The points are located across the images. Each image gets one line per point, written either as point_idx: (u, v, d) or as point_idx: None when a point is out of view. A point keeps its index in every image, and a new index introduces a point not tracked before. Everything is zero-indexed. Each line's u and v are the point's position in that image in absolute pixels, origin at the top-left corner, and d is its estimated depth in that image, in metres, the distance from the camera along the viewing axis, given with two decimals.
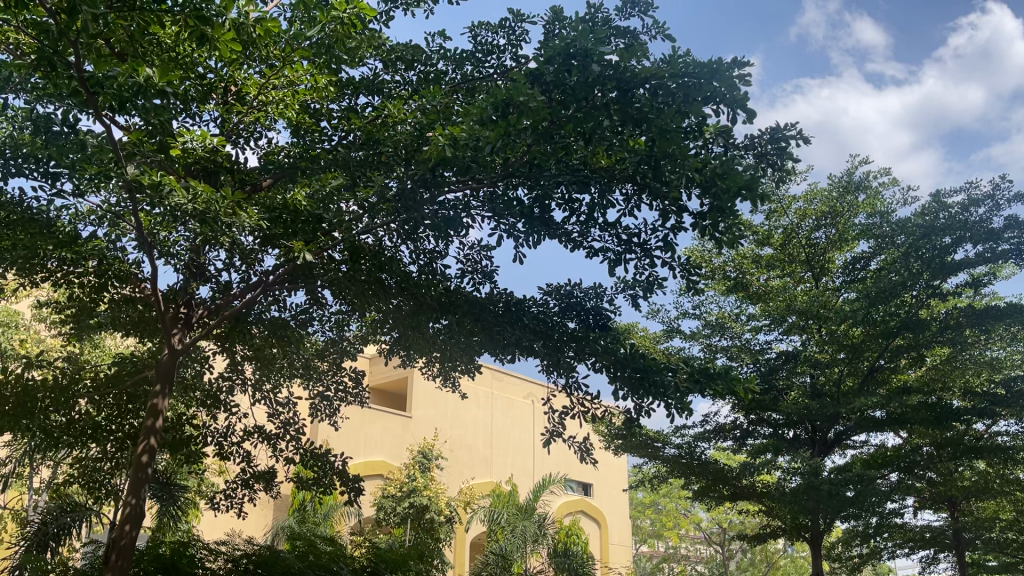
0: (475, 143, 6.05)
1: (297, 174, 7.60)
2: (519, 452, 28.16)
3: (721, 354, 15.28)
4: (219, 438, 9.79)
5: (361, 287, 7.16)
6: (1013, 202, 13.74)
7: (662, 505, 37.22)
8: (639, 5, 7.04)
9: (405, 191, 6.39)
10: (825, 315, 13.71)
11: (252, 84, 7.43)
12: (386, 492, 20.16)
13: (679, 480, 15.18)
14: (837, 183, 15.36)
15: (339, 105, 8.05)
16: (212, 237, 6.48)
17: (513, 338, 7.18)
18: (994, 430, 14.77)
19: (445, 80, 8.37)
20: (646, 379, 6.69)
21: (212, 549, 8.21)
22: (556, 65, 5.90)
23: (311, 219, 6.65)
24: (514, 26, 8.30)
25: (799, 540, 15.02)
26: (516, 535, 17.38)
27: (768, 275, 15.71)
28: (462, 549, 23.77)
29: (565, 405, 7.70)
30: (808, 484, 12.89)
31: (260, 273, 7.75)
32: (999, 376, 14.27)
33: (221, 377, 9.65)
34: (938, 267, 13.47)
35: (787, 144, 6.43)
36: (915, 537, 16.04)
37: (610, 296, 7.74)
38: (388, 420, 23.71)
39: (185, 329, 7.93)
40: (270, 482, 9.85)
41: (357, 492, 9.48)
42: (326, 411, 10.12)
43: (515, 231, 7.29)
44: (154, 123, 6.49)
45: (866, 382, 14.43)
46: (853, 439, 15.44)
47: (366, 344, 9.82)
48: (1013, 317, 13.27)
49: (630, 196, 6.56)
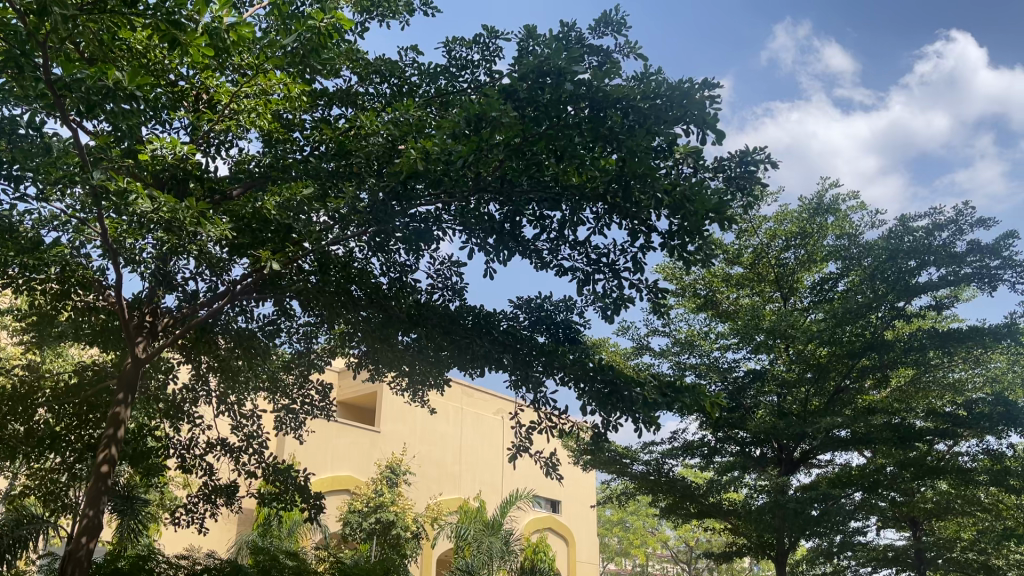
0: (447, 157, 6.03)
1: (268, 183, 7.63)
2: (488, 469, 28.05)
3: (690, 372, 15.35)
4: (181, 450, 9.65)
5: (330, 298, 7.22)
6: (975, 227, 14.00)
7: (630, 523, 37.10)
8: (613, 24, 7.11)
9: (377, 202, 6.34)
10: (793, 334, 13.86)
11: (223, 91, 7.13)
12: (352, 506, 19.98)
13: (646, 496, 15.23)
14: (806, 205, 15.55)
15: (311, 115, 8.05)
16: (179, 246, 6.40)
17: (482, 351, 7.09)
18: (956, 451, 14.93)
19: (419, 94, 8.39)
20: (614, 395, 6.76)
21: (172, 563, 8.04)
22: (530, 83, 6.08)
23: (280, 229, 6.60)
24: (487, 41, 8.34)
25: (764, 558, 15.09)
26: (483, 551, 17.28)
27: (738, 294, 15.89)
28: (429, 564, 23.59)
29: (533, 419, 7.66)
30: (774, 503, 12.95)
31: (227, 283, 7.68)
32: (961, 398, 14.47)
33: (185, 388, 9.49)
34: (902, 289, 13.64)
35: (756, 168, 6.53)
36: (879, 556, 16.14)
37: (580, 310, 7.79)
38: (357, 434, 23.54)
39: (149, 338, 7.79)
40: (232, 497, 9.68)
41: (320, 508, 9.34)
42: (292, 424, 10.00)
43: (486, 246, 7.29)
44: (122, 127, 6.40)
45: (832, 402, 14.60)
46: (819, 458, 15.57)
47: (333, 357, 9.73)
48: (974, 340, 13.50)
49: (600, 215, 6.62)
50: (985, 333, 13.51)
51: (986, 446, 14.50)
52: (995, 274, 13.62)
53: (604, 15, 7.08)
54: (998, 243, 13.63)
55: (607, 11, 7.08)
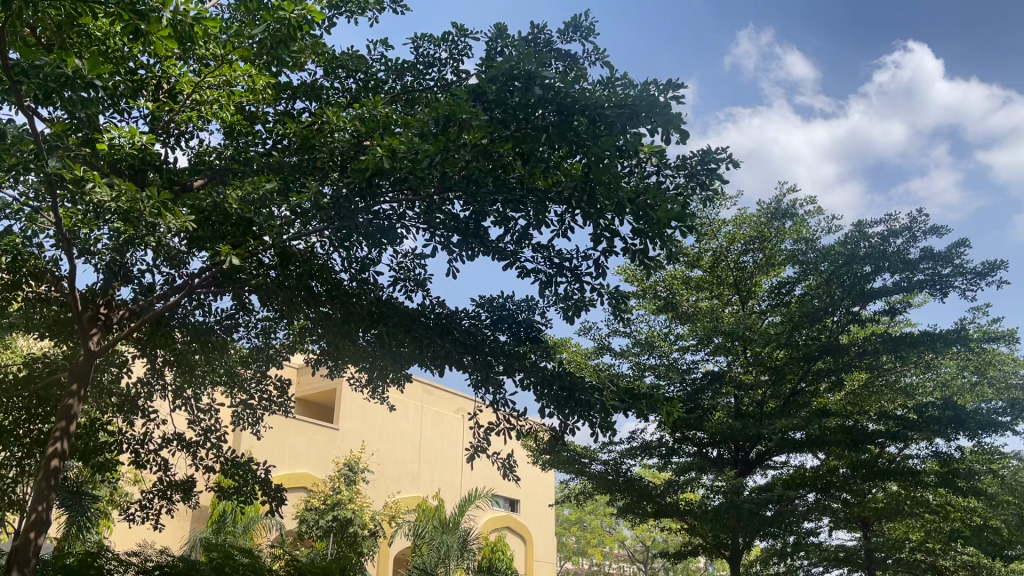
0: (413, 156, 5.96)
1: (229, 176, 7.47)
2: (447, 467, 27.99)
3: (649, 373, 15.49)
4: (135, 446, 9.44)
5: (290, 294, 6.99)
6: (929, 235, 14.32)
7: (587, 523, 37.39)
8: (582, 29, 7.17)
9: (339, 198, 6.34)
10: (751, 337, 14.09)
11: (185, 81, 7.12)
12: (309, 504, 19.81)
13: (604, 496, 15.30)
14: (766, 209, 15.76)
15: (275, 110, 7.97)
16: (137, 236, 6.28)
17: (443, 351, 7.09)
18: (906, 453, 15.25)
19: (385, 90, 8.37)
20: (573, 398, 6.85)
21: (122, 560, 7.75)
22: (498, 85, 6.06)
23: (240, 221, 6.51)
24: (456, 40, 8.33)
25: (719, 557, 15.26)
26: (440, 550, 17.23)
27: (697, 296, 16.06)
28: (386, 563, 23.50)
29: (491, 421, 7.70)
30: (729, 503, 13.12)
31: (186, 275, 7.57)
32: (912, 402, 14.79)
33: (139, 382, 9.31)
34: (858, 294, 13.90)
35: (717, 166, 6.65)
36: (831, 557, 16.45)
37: (541, 310, 7.84)
38: (315, 432, 23.34)
39: (103, 332, 7.58)
40: (188, 493, 9.53)
41: (279, 502, 9.22)
42: (249, 419, 9.89)
43: (449, 245, 7.35)
44: (79, 114, 6.26)
45: (788, 404, 14.81)
46: (774, 459, 15.78)
47: (293, 353, 9.59)
48: (925, 345, 13.81)
49: (563, 217, 6.68)
50: (937, 338, 13.82)
51: (935, 449, 14.88)
52: (946, 281, 13.96)
53: (574, 19, 7.12)
54: (949, 251, 13.96)
55: (577, 15, 7.13)
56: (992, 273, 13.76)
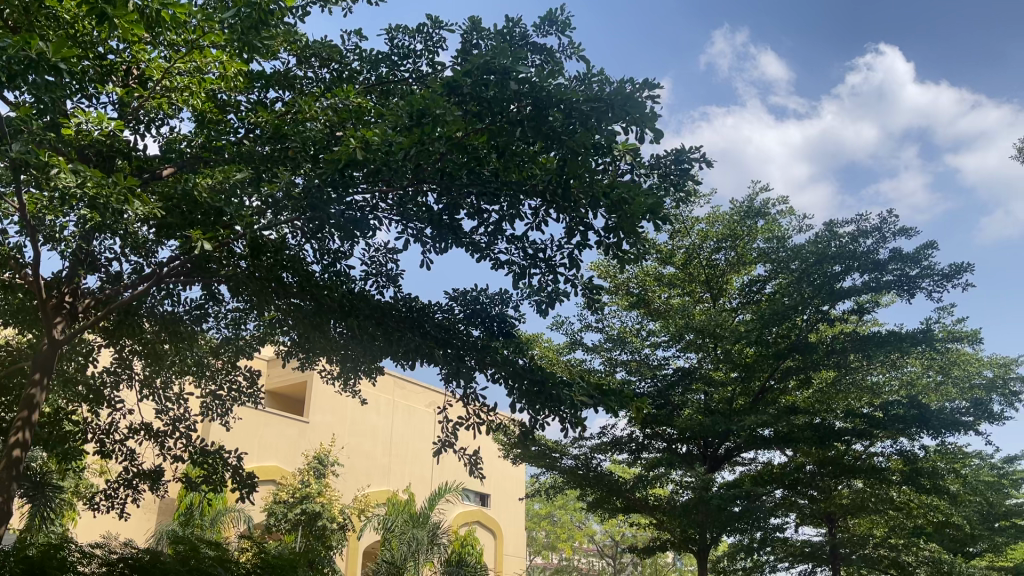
0: (387, 147, 5.90)
1: (200, 165, 7.42)
2: (417, 461, 27.91)
3: (620, 368, 15.57)
4: (100, 435, 9.32)
5: (260, 285, 6.89)
6: (898, 236, 14.51)
7: (557, 517, 38.11)
8: (558, 23, 7.16)
9: (312, 187, 6.22)
10: (721, 334, 14.18)
11: (156, 66, 6.98)
12: (277, 497, 19.65)
13: (574, 490, 15.35)
14: (738, 208, 15.89)
15: (247, 98, 7.89)
16: (103, 224, 6.18)
17: (413, 344, 7.07)
18: (871, 451, 15.46)
19: (359, 81, 8.30)
20: (543, 393, 6.87)
21: (84, 552, 7.58)
22: (473, 79, 6.02)
23: (211, 211, 6.41)
24: (431, 32, 8.29)
25: (686, 552, 15.39)
26: (410, 543, 17.18)
27: (669, 293, 16.16)
28: (354, 557, 23.43)
29: (461, 415, 7.68)
30: (698, 498, 13.19)
31: (154, 264, 7.48)
32: (879, 401, 14.99)
33: (106, 371, 9.20)
34: (828, 293, 14.04)
35: (690, 166, 6.72)
36: (797, 552, 16.66)
37: (514, 304, 7.86)
38: (284, 425, 23.18)
39: (68, 321, 7.45)
40: (155, 484, 9.42)
41: (250, 489, 9.11)
42: (218, 410, 9.80)
43: (422, 237, 7.33)
44: (46, 99, 6.16)
45: (757, 402, 14.95)
46: (742, 456, 15.94)
47: (263, 345, 9.48)
48: (892, 344, 14.00)
49: (537, 210, 6.68)
50: (903, 338, 14.00)
51: (900, 447, 15.11)
52: (914, 281, 14.16)
53: (550, 13, 7.12)
54: (918, 252, 14.15)
55: (552, 10, 7.13)
56: (959, 275, 13.98)
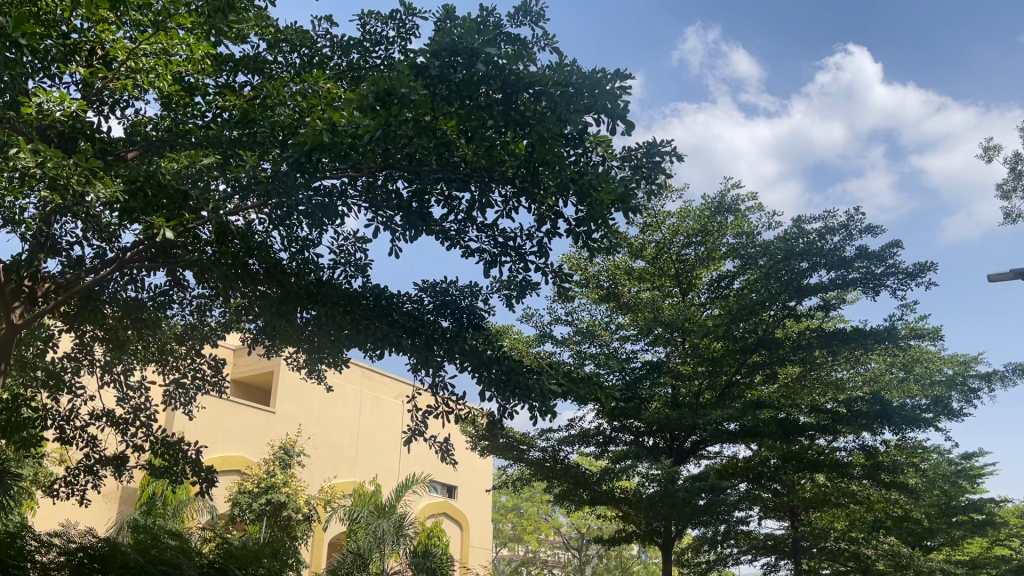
0: (353, 131, 5.78)
1: (166, 149, 7.25)
2: (384, 453, 27.81)
3: (590, 361, 15.57)
4: (60, 422, 9.15)
5: (225, 270, 6.72)
6: (864, 234, 14.68)
7: (524, 510, 38.43)
8: (532, 14, 7.12)
9: (280, 173, 6.18)
10: (689, 328, 14.27)
11: (121, 47, 6.77)
12: (242, 487, 19.46)
13: (541, 482, 15.36)
14: (709, 204, 15.96)
15: (216, 82, 7.76)
16: (64, 206, 6.03)
17: (381, 331, 7.05)
18: (834, 446, 15.67)
19: (330, 66, 8.21)
20: (512, 380, 6.91)
21: (43, 541, 7.40)
22: (442, 61, 5.97)
23: (176, 195, 6.22)
24: (404, 18, 8.21)
25: (651, 544, 15.48)
26: (374, 534, 17.10)
27: (639, 287, 16.20)
28: (319, 548, 23.33)
29: (430, 403, 7.65)
30: (664, 491, 13.27)
31: (117, 249, 7.33)
32: (842, 397, 15.21)
33: (66, 357, 9.05)
34: (794, 289, 14.25)
35: (661, 159, 6.74)
36: (759, 545, 16.85)
37: (484, 296, 7.85)
38: (250, 414, 22.94)
39: (27, 305, 7.25)
40: (116, 472, 9.26)
41: (211, 483, 9.00)
42: (181, 398, 9.66)
43: (392, 225, 7.27)
44: (5, 78, 5.99)
45: (723, 396, 15.02)
46: (708, 449, 16.07)
47: (229, 333, 9.35)
48: (857, 341, 14.21)
49: (507, 199, 6.67)
50: (868, 335, 14.21)
51: (862, 442, 15.34)
52: (880, 280, 14.32)
53: (524, 4, 7.08)
54: (883, 250, 14.33)
55: (527, 0, 7.08)
56: (922, 274, 14.19)
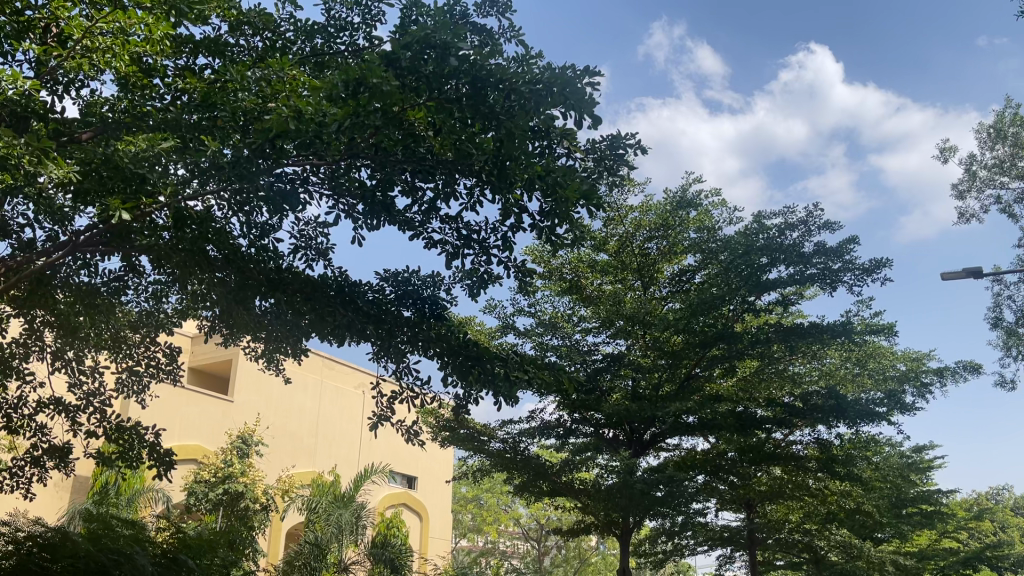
0: (321, 118, 5.68)
1: (121, 131, 7.07)
2: (344, 442, 27.64)
3: (551, 353, 15.60)
4: (8, 410, 8.94)
5: (184, 257, 6.56)
6: (822, 229, 14.90)
7: (484, 500, 38.47)
8: (498, 5, 7.09)
9: (241, 159, 6.09)
10: (649, 322, 14.50)
11: (76, 25, 6.52)
12: (198, 476, 19.20)
13: (501, 474, 15.34)
14: (671, 198, 16.02)
15: (175, 64, 7.64)
16: (15, 187, 5.85)
17: (345, 320, 6.99)
18: (790, 439, 15.92)
19: (293, 51, 8.09)
20: (477, 366, 7.02)
21: None
22: (412, 53, 5.86)
23: (133, 177, 6.02)
24: (370, 5, 8.13)
25: (609, 536, 15.57)
26: (333, 524, 16.99)
27: (602, 279, 16.24)
28: (276, 538, 23.14)
29: (393, 391, 7.64)
30: (623, 483, 13.37)
31: (70, 232, 7.16)
32: (798, 390, 15.45)
33: (16, 342, 8.85)
34: (753, 284, 14.39)
35: (625, 151, 6.79)
36: (716, 536, 17.08)
37: (446, 286, 7.84)
38: (207, 403, 22.62)
39: None
40: (66, 462, 9.06)
41: (167, 466, 8.78)
42: (134, 386, 9.49)
43: (354, 212, 7.23)
44: None
45: (682, 388, 15.20)
46: (667, 441, 16.23)
47: (186, 320, 9.21)
48: (814, 337, 14.47)
49: (471, 189, 6.66)
50: (825, 330, 14.44)
51: (817, 435, 15.63)
52: (836, 275, 14.57)
53: None
54: (841, 246, 14.57)
55: None
56: (878, 270, 14.45)
